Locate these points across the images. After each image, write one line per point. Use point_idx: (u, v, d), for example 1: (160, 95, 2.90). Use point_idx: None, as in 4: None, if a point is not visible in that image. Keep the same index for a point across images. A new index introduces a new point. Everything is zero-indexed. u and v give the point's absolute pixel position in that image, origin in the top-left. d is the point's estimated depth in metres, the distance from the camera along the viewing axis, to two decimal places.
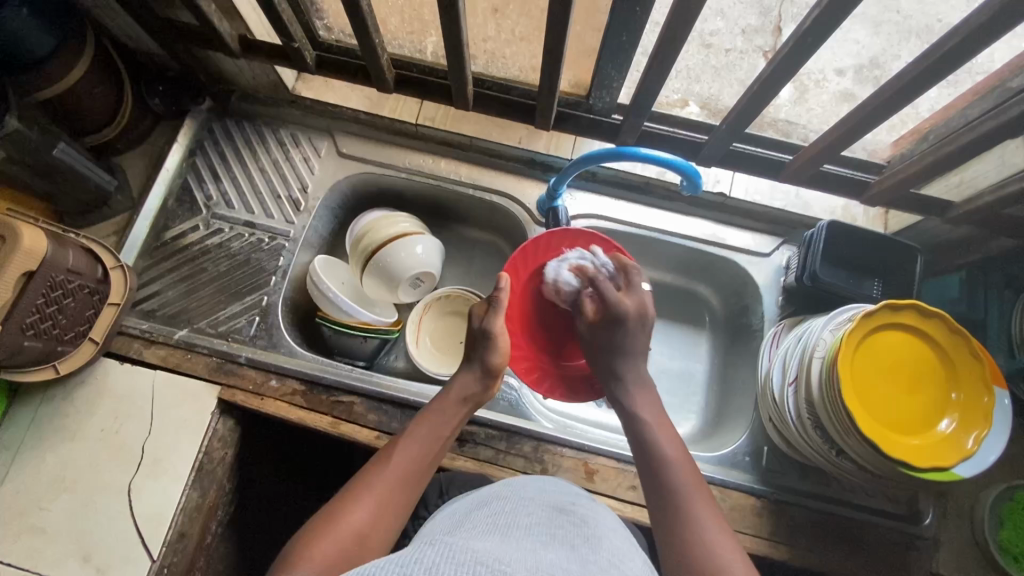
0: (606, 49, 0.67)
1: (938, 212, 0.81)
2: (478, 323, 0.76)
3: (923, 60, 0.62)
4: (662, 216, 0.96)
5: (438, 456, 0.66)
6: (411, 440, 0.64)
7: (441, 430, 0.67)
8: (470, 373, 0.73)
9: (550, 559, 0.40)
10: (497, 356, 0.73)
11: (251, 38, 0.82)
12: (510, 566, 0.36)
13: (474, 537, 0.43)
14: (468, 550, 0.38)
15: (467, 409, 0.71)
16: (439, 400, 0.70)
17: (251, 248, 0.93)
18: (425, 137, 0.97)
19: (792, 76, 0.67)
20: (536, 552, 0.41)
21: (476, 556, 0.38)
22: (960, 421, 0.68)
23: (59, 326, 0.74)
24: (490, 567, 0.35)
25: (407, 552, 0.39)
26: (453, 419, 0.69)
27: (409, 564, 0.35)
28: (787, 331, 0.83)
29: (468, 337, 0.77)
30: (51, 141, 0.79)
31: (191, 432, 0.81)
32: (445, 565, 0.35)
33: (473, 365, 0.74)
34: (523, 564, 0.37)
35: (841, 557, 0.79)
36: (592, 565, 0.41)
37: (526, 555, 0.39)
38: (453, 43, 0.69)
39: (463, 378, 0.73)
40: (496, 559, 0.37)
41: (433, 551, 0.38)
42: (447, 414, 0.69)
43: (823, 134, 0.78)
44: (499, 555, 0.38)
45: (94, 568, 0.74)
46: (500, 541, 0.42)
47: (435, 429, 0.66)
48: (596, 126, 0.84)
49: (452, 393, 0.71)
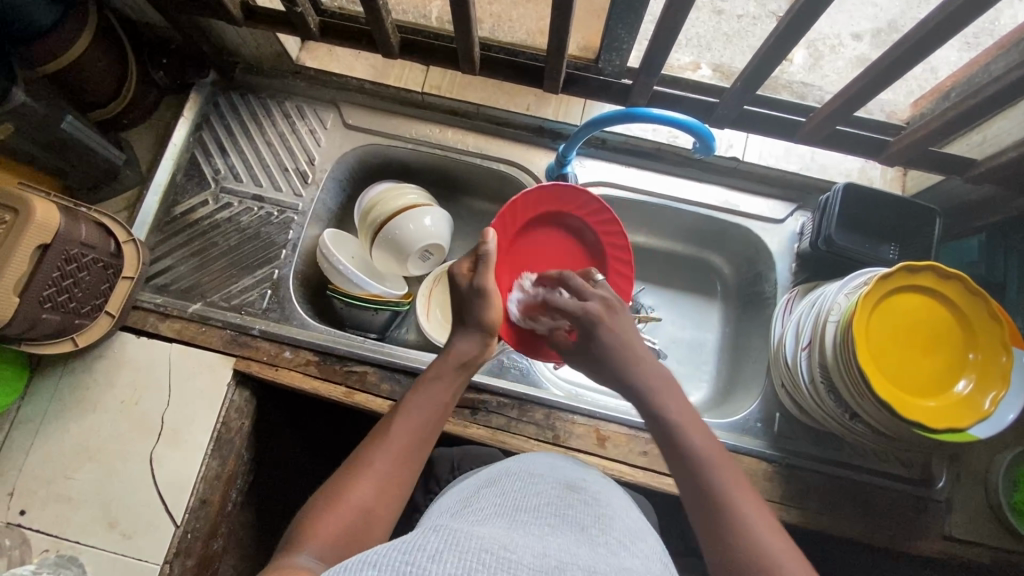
0: (617, 8, 0.65)
1: (960, 170, 0.79)
2: (465, 283, 0.73)
3: (945, 7, 0.59)
4: (674, 182, 0.94)
5: (438, 425, 0.64)
6: (409, 414, 0.62)
7: (442, 399, 0.65)
8: (468, 339, 0.70)
9: (557, 545, 0.40)
10: (492, 313, 0.71)
11: (253, 4, 0.80)
12: (515, 554, 0.36)
13: (481, 521, 0.43)
14: (472, 537, 0.38)
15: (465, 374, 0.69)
16: (435, 367, 0.67)
17: (260, 222, 0.93)
18: (430, 106, 0.96)
19: (807, 31, 0.65)
20: (543, 537, 0.41)
21: (482, 543, 0.37)
22: (977, 382, 0.67)
23: (75, 300, 0.75)
24: (495, 556, 0.35)
25: (413, 537, 0.39)
26: (452, 386, 0.67)
27: (413, 553, 0.35)
28: (801, 298, 0.82)
29: (457, 299, 0.73)
30: (58, 114, 0.79)
31: (208, 403, 0.82)
32: (449, 553, 0.35)
33: (470, 329, 0.71)
34: (529, 552, 0.37)
35: (852, 520, 0.79)
36: (601, 548, 0.41)
37: (532, 541, 0.39)
38: (459, 4, 0.67)
39: (461, 343, 0.70)
40: (502, 547, 0.37)
41: (438, 537, 0.38)
42: (444, 381, 0.66)
43: (839, 92, 0.76)
44: (505, 542, 0.38)
45: (119, 533, 0.77)
46: (507, 525, 0.42)
47: (436, 398, 0.64)
48: (605, 89, 0.82)
49: (448, 359, 0.68)
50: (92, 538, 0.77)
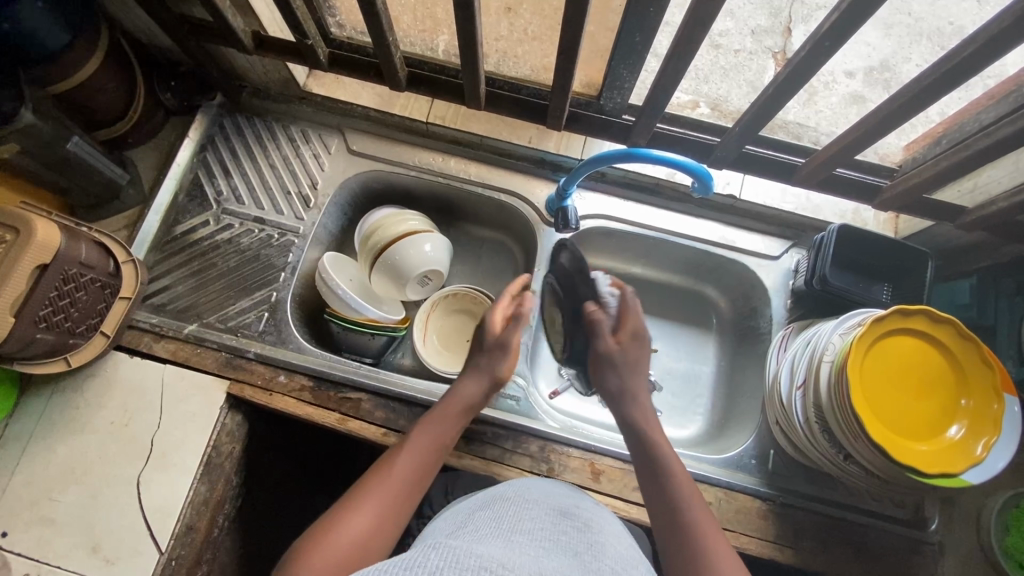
0: (619, 49, 0.66)
1: (950, 217, 0.81)
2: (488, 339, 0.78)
3: (941, 65, 0.61)
4: (672, 217, 0.95)
5: (437, 464, 0.66)
6: (414, 448, 0.64)
7: (445, 438, 0.67)
8: (475, 381, 0.73)
9: (554, 567, 0.39)
10: (503, 366, 0.74)
11: (265, 34, 0.82)
12: (514, 572, 0.36)
13: (478, 540, 0.43)
14: (473, 555, 0.38)
15: (467, 415, 0.71)
16: (442, 408, 0.70)
17: (261, 244, 0.93)
18: (434, 135, 0.97)
19: (806, 81, 0.67)
20: (539, 557, 0.41)
21: (481, 562, 0.37)
22: (969, 427, 0.67)
23: (71, 319, 0.74)
24: (494, 573, 0.35)
25: (411, 555, 0.38)
26: (455, 427, 0.69)
27: (415, 569, 0.35)
28: (796, 335, 0.83)
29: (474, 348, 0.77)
30: (65, 135, 0.80)
31: (200, 425, 0.81)
32: (449, 570, 0.35)
33: (478, 376, 0.73)
34: (528, 571, 0.37)
35: (845, 562, 0.79)
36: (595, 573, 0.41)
37: (530, 562, 0.39)
38: (468, 43, 0.69)
39: (466, 385, 0.73)
40: (501, 565, 0.37)
41: (437, 554, 0.38)
42: (448, 421, 0.68)
43: (836, 138, 0.78)
44: (502, 559, 0.38)
45: (102, 560, 0.75)
46: (504, 546, 0.42)
47: (440, 437, 0.66)
48: (606, 127, 0.84)
49: (455, 406, 0.70)
50: (74, 563, 0.75)
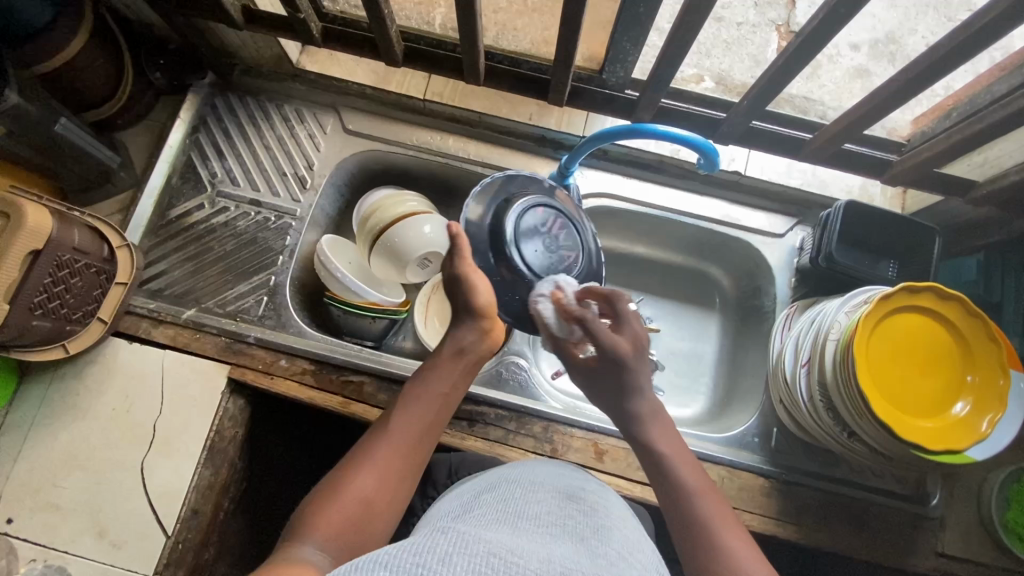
0: (622, 21, 0.64)
1: (961, 191, 0.80)
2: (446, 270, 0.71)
3: (955, 36, 0.59)
4: (674, 195, 0.94)
5: (440, 419, 0.63)
6: (412, 404, 0.62)
7: (443, 388, 0.64)
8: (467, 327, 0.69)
9: (560, 552, 0.39)
10: (482, 297, 0.69)
11: (255, 8, 0.79)
12: (521, 559, 0.36)
13: (482, 525, 0.42)
14: (479, 541, 0.37)
15: (467, 362, 0.67)
16: (438, 359, 0.67)
17: (257, 227, 0.92)
18: (433, 113, 0.95)
19: (816, 53, 0.65)
20: (546, 543, 0.40)
21: (488, 548, 0.37)
22: (974, 405, 0.67)
23: (67, 305, 0.73)
24: (502, 560, 0.35)
25: (418, 540, 0.38)
26: (456, 376, 0.66)
27: (421, 555, 0.34)
28: (800, 314, 0.83)
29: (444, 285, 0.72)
30: (53, 116, 0.77)
31: (202, 410, 0.81)
32: (456, 557, 0.34)
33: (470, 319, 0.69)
34: (535, 558, 0.37)
35: (847, 537, 0.80)
36: (602, 558, 0.40)
37: (537, 547, 0.39)
38: (466, 17, 0.67)
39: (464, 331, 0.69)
40: (507, 551, 0.36)
41: (444, 540, 0.37)
42: (447, 372, 0.65)
43: (844, 113, 0.76)
44: (510, 546, 0.38)
45: (109, 544, 0.76)
46: (509, 530, 0.42)
47: (437, 389, 0.64)
48: (610, 102, 0.82)
49: (458, 355, 0.67)
50: (80, 547, 0.75)
